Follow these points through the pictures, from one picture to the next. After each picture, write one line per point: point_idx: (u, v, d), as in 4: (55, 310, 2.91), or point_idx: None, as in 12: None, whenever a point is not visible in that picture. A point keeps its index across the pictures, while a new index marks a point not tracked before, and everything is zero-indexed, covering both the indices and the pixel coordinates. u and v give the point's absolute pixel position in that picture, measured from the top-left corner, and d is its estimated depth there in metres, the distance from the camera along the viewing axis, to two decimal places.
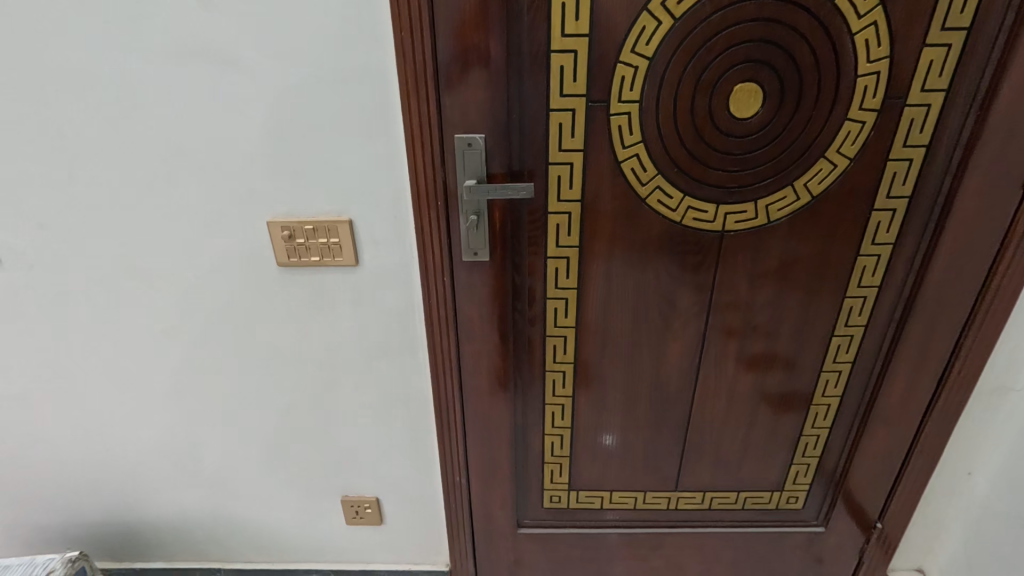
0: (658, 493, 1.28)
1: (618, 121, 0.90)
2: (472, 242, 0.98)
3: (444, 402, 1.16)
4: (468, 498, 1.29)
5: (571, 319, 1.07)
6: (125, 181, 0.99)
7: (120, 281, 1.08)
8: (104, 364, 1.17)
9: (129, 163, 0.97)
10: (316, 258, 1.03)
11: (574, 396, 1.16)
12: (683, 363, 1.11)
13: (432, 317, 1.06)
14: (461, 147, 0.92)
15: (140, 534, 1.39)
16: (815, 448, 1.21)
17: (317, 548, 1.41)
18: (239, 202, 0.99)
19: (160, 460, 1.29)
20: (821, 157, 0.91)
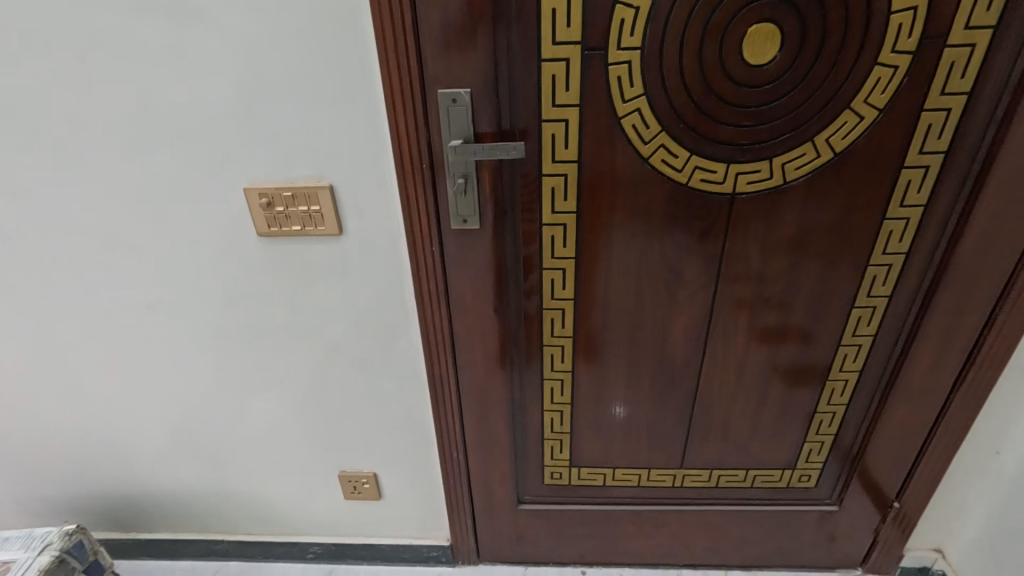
0: (663, 471, 1.23)
1: (618, 71, 0.81)
2: (461, 207, 0.91)
3: (438, 378, 1.12)
4: (466, 473, 1.26)
5: (569, 291, 1.00)
6: (95, 148, 0.93)
7: (102, 252, 1.04)
8: (93, 338, 1.15)
9: (98, 128, 0.91)
10: (297, 227, 0.97)
11: (574, 370, 1.10)
12: (689, 336, 1.04)
13: (421, 289, 1.01)
14: (446, 104, 0.84)
15: (142, 506, 1.40)
16: (830, 426, 1.14)
17: (317, 522, 1.41)
18: (215, 170, 0.94)
19: (159, 434, 1.28)
20: (846, 108, 0.82)
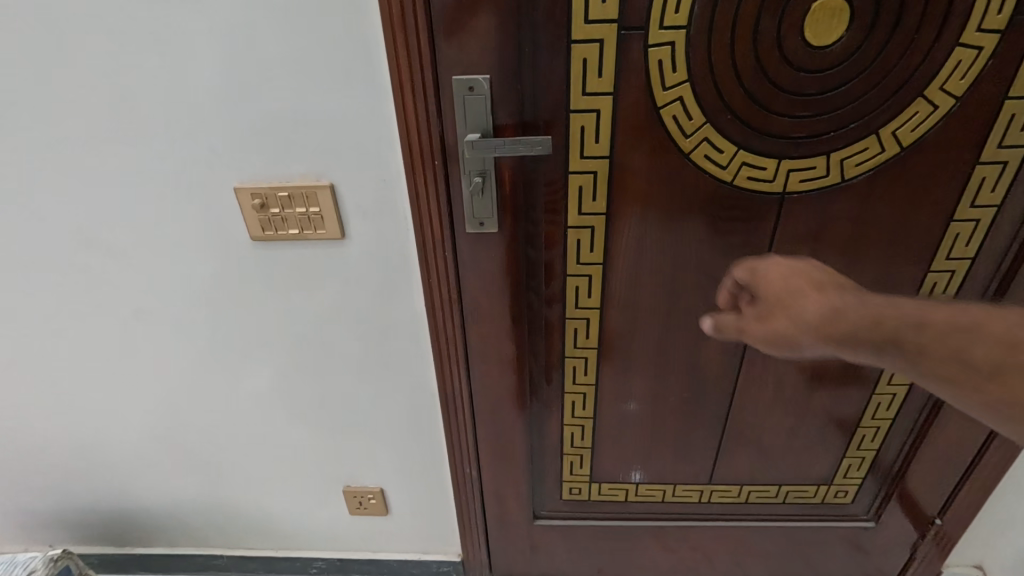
0: (690, 486, 1.15)
1: (659, 55, 0.71)
2: (477, 209, 0.82)
3: (450, 391, 1.04)
4: (479, 488, 1.19)
5: (595, 299, 0.91)
6: (65, 145, 0.83)
7: (80, 257, 0.95)
8: (77, 348, 1.06)
9: (65, 120, 0.81)
10: (294, 230, 0.88)
11: (598, 383, 1.02)
12: (725, 347, 0.96)
13: (433, 297, 0.92)
14: (461, 93, 0.75)
15: (136, 521, 1.33)
16: (872, 441, 1.06)
17: (322, 537, 1.34)
18: (201, 168, 0.84)
19: (151, 447, 1.20)
20: (918, 96, 0.72)
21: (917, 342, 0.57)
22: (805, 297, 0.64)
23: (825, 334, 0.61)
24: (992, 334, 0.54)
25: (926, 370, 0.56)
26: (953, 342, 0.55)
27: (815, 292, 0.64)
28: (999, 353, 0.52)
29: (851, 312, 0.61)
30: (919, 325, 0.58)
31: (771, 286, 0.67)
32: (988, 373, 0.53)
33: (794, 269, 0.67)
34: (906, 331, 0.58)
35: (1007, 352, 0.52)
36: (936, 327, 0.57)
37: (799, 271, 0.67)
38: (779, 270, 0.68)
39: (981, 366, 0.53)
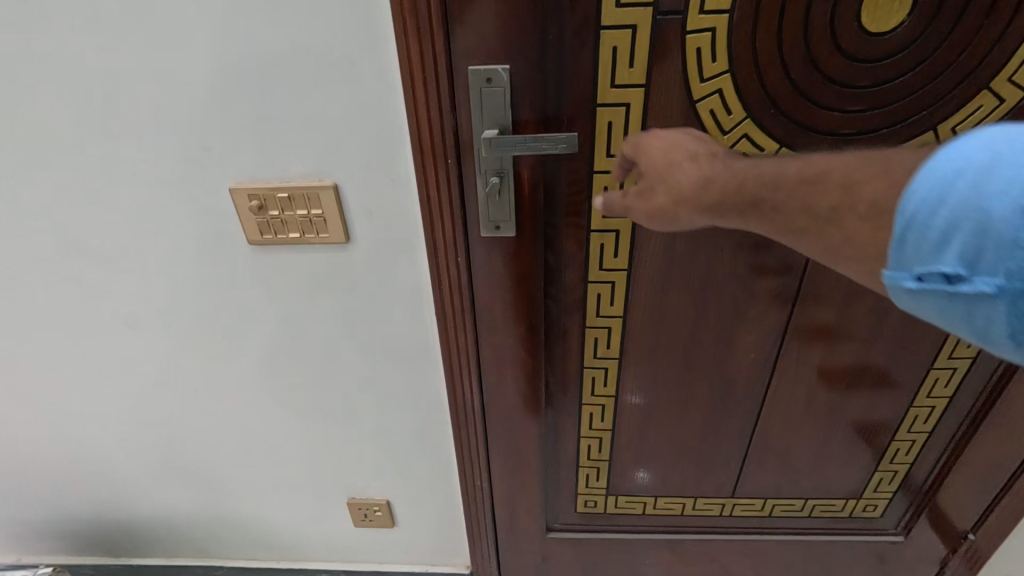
0: (711, 500, 1.10)
1: (698, 43, 0.64)
2: (493, 211, 0.76)
3: (461, 402, 0.98)
4: (490, 502, 1.13)
5: (618, 307, 0.85)
6: (44, 142, 0.76)
7: (64, 261, 0.88)
8: (64, 356, 1.00)
9: (42, 113, 0.74)
10: (295, 234, 0.81)
11: (618, 395, 0.96)
12: (755, 357, 0.90)
13: (443, 305, 0.86)
14: (478, 85, 0.68)
15: (132, 531, 1.28)
16: (906, 455, 1.01)
17: (326, 548, 1.29)
18: (193, 167, 0.77)
19: (145, 457, 1.15)
20: (983, 89, 0.65)
21: (767, 199, 0.53)
22: (675, 163, 0.61)
23: (692, 204, 0.58)
24: (837, 180, 0.49)
25: (780, 227, 0.53)
26: (800, 193, 0.51)
27: (689, 162, 0.60)
28: (838, 196, 0.48)
29: (717, 179, 0.57)
30: (770, 183, 0.53)
31: (649, 159, 0.63)
32: (828, 219, 0.49)
33: (670, 140, 0.63)
34: (757, 189, 0.54)
35: (844, 197, 0.48)
36: (782, 182, 0.52)
37: (678, 142, 0.63)
38: (657, 142, 0.63)
39: (823, 213, 0.49)
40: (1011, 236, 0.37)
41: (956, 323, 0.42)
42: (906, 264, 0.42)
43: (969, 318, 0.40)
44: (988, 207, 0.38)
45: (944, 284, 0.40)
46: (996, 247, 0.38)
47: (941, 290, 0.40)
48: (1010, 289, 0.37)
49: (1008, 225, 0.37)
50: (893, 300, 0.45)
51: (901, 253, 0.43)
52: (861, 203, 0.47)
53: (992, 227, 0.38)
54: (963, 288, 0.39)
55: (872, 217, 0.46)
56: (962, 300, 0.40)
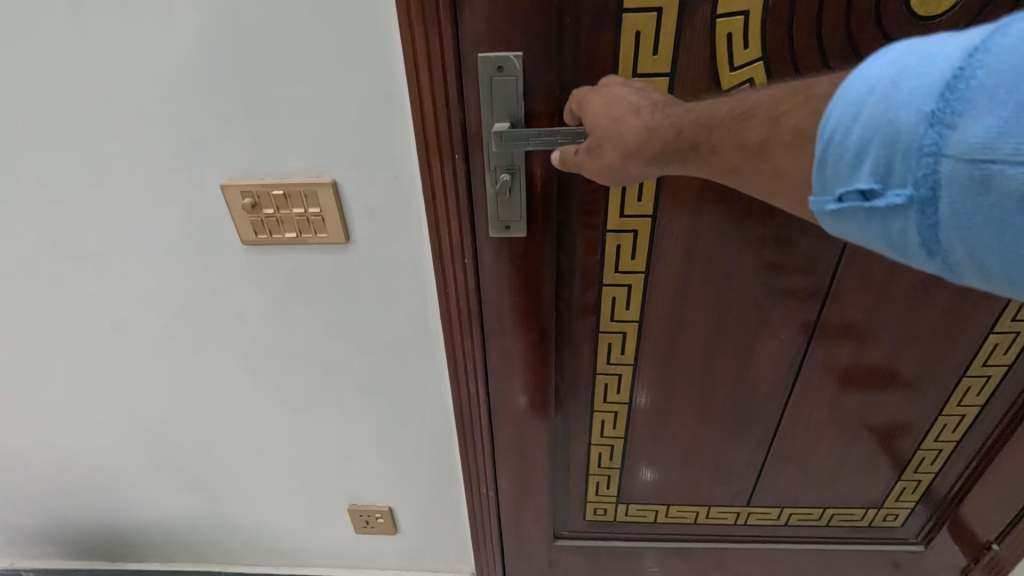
0: (725, 508, 1.07)
1: (729, 27, 0.59)
2: (503, 210, 0.71)
3: (467, 410, 0.94)
4: (496, 510, 1.09)
5: (634, 311, 0.81)
6: (21, 136, 0.71)
7: (47, 263, 0.83)
8: (49, 362, 0.95)
9: (17, 104, 0.68)
10: (292, 233, 0.77)
11: (631, 402, 0.92)
12: (777, 364, 0.86)
13: (449, 308, 0.81)
14: (488, 74, 0.63)
15: (127, 537, 1.24)
16: (931, 464, 0.97)
17: (326, 555, 1.25)
18: (182, 162, 0.72)
19: (137, 463, 1.10)
20: None
21: (707, 142, 0.47)
22: (619, 120, 0.55)
23: (641, 159, 0.53)
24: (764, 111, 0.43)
25: (721, 170, 0.48)
26: (730, 132, 0.45)
27: (632, 116, 0.54)
28: (766, 129, 0.43)
29: (660, 127, 0.51)
30: (707, 125, 0.47)
31: (594, 120, 0.57)
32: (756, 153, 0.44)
33: (612, 95, 0.57)
34: (695, 132, 0.48)
35: (770, 128, 0.42)
36: (716, 124, 0.47)
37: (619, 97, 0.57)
38: (600, 101, 0.57)
39: (751, 149, 0.44)
40: (917, 143, 0.34)
41: (875, 241, 0.39)
42: (828, 187, 0.39)
43: (885, 234, 0.37)
44: (896, 117, 0.34)
45: (858, 202, 0.37)
46: (906, 157, 0.34)
47: (858, 209, 0.37)
48: (920, 198, 0.34)
49: (912, 130, 0.34)
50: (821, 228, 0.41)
51: (820, 177, 0.39)
52: (784, 132, 0.41)
53: (900, 139, 0.34)
54: (877, 203, 0.36)
55: (796, 145, 0.41)
56: (878, 218, 0.36)
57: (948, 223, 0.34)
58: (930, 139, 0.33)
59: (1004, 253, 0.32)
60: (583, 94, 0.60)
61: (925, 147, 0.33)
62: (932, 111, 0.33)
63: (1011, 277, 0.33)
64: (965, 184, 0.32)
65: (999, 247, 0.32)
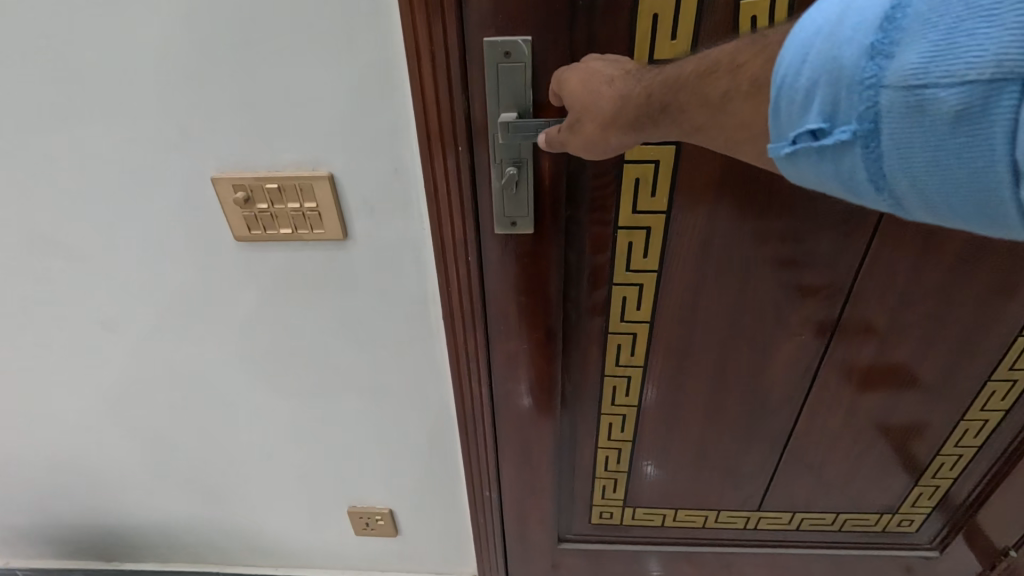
0: (735, 513, 1.04)
1: (753, 10, 0.55)
2: (509, 205, 0.67)
3: (469, 413, 0.90)
4: (499, 514, 1.07)
5: (645, 311, 0.77)
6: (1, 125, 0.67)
7: (33, 259, 0.80)
8: (38, 361, 0.92)
9: None
10: (287, 229, 0.73)
11: (641, 404, 0.89)
12: (793, 366, 0.83)
13: (452, 308, 0.78)
14: (495, 60, 0.59)
15: (122, 537, 1.22)
16: (950, 469, 0.94)
17: (325, 556, 1.23)
18: (171, 154, 0.68)
19: (131, 464, 1.07)
20: None
21: (675, 104, 0.47)
22: (596, 92, 0.53)
23: (621, 131, 0.51)
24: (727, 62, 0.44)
25: (692, 130, 0.48)
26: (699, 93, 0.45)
27: (608, 87, 0.52)
28: (727, 81, 0.43)
29: (634, 96, 0.50)
30: (674, 85, 0.47)
31: (570, 95, 0.55)
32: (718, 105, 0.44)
33: (586, 68, 0.55)
34: (665, 94, 0.47)
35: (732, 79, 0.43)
36: (683, 83, 0.46)
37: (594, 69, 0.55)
38: (575, 75, 0.55)
39: (714, 103, 0.44)
40: (859, 77, 0.34)
41: (830, 184, 0.39)
42: (783, 132, 0.39)
43: (837, 173, 0.38)
44: (840, 54, 0.35)
45: (810, 142, 0.37)
46: (849, 92, 0.35)
47: (810, 149, 0.38)
48: (866, 132, 0.35)
49: (856, 66, 0.34)
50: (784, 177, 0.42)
51: (776, 123, 0.40)
52: (742, 82, 0.42)
53: (844, 74, 0.35)
54: (828, 143, 0.37)
55: (752, 95, 0.42)
56: (829, 156, 0.37)
57: (891, 154, 0.34)
58: (872, 70, 0.34)
59: (947, 181, 0.33)
60: (563, 76, 0.57)
61: (867, 79, 0.34)
62: (875, 44, 0.34)
63: (955, 206, 0.34)
64: (904, 113, 0.33)
65: (941, 175, 0.33)
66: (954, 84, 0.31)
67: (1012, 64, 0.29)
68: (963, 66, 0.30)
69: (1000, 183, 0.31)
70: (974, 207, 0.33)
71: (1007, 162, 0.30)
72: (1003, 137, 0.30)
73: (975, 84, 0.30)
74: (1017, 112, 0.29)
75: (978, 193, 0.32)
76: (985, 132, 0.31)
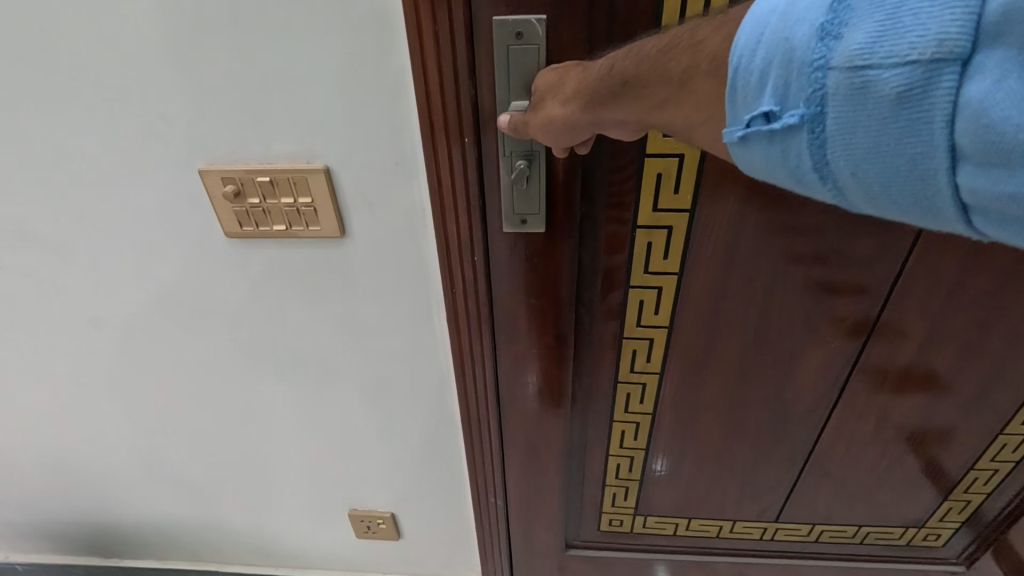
0: (751, 523, 1.00)
1: None
2: (518, 202, 0.62)
3: (475, 419, 0.86)
4: (504, 520, 1.03)
5: (663, 316, 0.73)
6: None
7: (17, 253, 0.76)
8: (28, 357, 0.89)
9: None
10: (282, 227, 0.69)
11: (655, 412, 0.84)
12: (819, 375, 0.78)
13: (456, 312, 0.73)
14: (505, 41, 0.53)
15: (120, 534, 1.19)
16: (984, 484, 0.89)
17: (327, 558, 1.20)
18: (156, 143, 0.63)
19: (126, 463, 1.04)
20: None
21: (636, 78, 0.42)
22: (565, 76, 0.51)
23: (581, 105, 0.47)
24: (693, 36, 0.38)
25: (654, 111, 0.42)
26: (664, 68, 0.40)
27: (578, 70, 0.50)
28: (687, 56, 0.38)
29: (597, 72, 0.47)
30: (637, 58, 0.42)
31: (545, 74, 0.53)
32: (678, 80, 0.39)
33: (566, 61, 0.54)
34: (627, 67, 0.43)
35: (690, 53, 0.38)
36: (644, 57, 0.42)
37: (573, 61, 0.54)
38: (552, 66, 0.54)
39: (675, 80, 0.39)
40: (808, 57, 0.30)
41: (775, 173, 0.35)
42: (737, 118, 0.34)
43: (782, 161, 0.33)
44: (791, 34, 0.31)
45: (762, 125, 0.33)
46: (800, 74, 0.31)
47: (762, 134, 0.33)
48: (809, 115, 0.31)
49: (803, 43, 0.30)
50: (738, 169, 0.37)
51: (730, 105, 0.35)
52: (702, 58, 0.37)
53: (795, 54, 0.31)
54: (773, 126, 0.32)
55: (713, 74, 0.36)
56: (779, 144, 0.33)
57: (839, 143, 0.30)
58: (816, 47, 0.30)
59: (887, 170, 0.29)
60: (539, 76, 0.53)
61: (811, 57, 0.30)
62: (821, 21, 0.30)
63: (895, 200, 0.30)
64: (847, 95, 0.29)
65: (881, 163, 0.29)
66: (897, 63, 0.27)
67: (951, 44, 0.26)
68: (906, 45, 0.27)
69: (940, 172, 0.27)
70: (914, 200, 0.29)
71: (947, 146, 0.26)
72: (943, 120, 0.26)
73: (919, 62, 0.27)
74: (957, 93, 0.26)
75: (917, 184, 0.28)
76: (927, 114, 0.27)
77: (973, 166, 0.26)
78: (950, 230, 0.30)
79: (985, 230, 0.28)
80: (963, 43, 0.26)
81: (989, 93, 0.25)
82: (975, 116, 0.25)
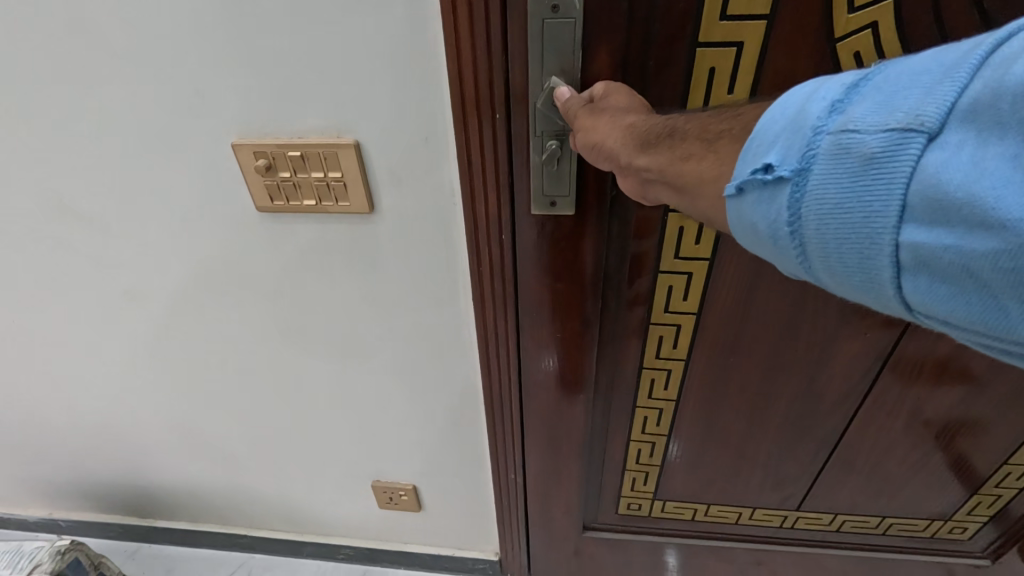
0: (771, 511, 0.99)
1: None
2: (548, 183, 0.61)
3: (497, 398, 0.87)
4: (523, 498, 1.04)
5: (691, 303, 0.71)
6: (18, 91, 0.65)
7: (59, 229, 0.78)
8: (68, 329, 0.92)
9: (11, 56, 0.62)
10: (312, 199, 0.69)
11: (679, 400, 0.84)
12: (848, 369, 0.76)
13: (483, 293, 0.73)
14: (540, 14, 0.51)
15: (156, 497, 1.25)
16: (1017, 480, 0.87)
17: (350, 526, 1.24)
18: (190, 124, 0.65)
19: (162, 431, 1.09)
20: None
21: (680, 130, 0.42)
22: (618, 112, 0.50)
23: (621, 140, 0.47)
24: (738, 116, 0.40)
25: (677, 162, 0.41)
26: (703, 130, 0.41)
27: (636, 116, 0.49)
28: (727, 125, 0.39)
29: (646, 125, 0.46)
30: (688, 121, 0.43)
31: (613, 101, 0.52)
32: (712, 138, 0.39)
33: (634, 99, 0.52)
34: (680, 122, 0.43)
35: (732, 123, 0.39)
36: (698, 118, 0.43)
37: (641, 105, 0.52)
38: (620, 97, 0.52)
39: (708, 139, 0.40)
40: (814, 123, 0.31)
41: (753, 231, 0.35)
42: (740, 170, 0.34)
43: (763, 215, 0.33)
44: (809, 105, 0.32)
45: (758, 177, 0.33)
46: (802, 135, 0.32)
47: (756, 184, 0.33)
48: (794, 171, 0.31)
49: (814, 113, 0.32)
50: (730, 228, 0.37)
51: (740, 161, 0.35)
52: (737, 124, 0.38)
53: (805, 121, 0.32)
54: (765, 177, 0.33)
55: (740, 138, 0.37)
56: (768, 197, 0.33)
57: (815, 197, 0.30)
58: (822, 116, 0.31)
59: (845, 227, 0.29)
60: (609, 87, 0.53)
61: (815, 122, 0.31)
62: (834, 98, 0.32)
63: (845, 262, 0.30)
64: (832, 154, 0.30)
65: (842, 220, 0.29)
66: (878, 129, 0.29)
67: (925, 119, 0.28)
68: (890, 116, 0.29)
69: (888, 231, 0.28)
70: (860, 263, 0.29)
71: (898, 207, 0.28)
72: (902, 183, 0.28)
73: (896, 130, 0.28)
74: (919, 160, 0.27)
75: (867, 242, 0.29)
76: (892, 178, 0.28)
77: (919, 226, 0.27)
78: (888, 302, 0.30)
79: (919, 299, 0.28)
80: (936, 120, 0.27)
81: (946, 160, 0.26)
82: (929, 179, 0.27)
